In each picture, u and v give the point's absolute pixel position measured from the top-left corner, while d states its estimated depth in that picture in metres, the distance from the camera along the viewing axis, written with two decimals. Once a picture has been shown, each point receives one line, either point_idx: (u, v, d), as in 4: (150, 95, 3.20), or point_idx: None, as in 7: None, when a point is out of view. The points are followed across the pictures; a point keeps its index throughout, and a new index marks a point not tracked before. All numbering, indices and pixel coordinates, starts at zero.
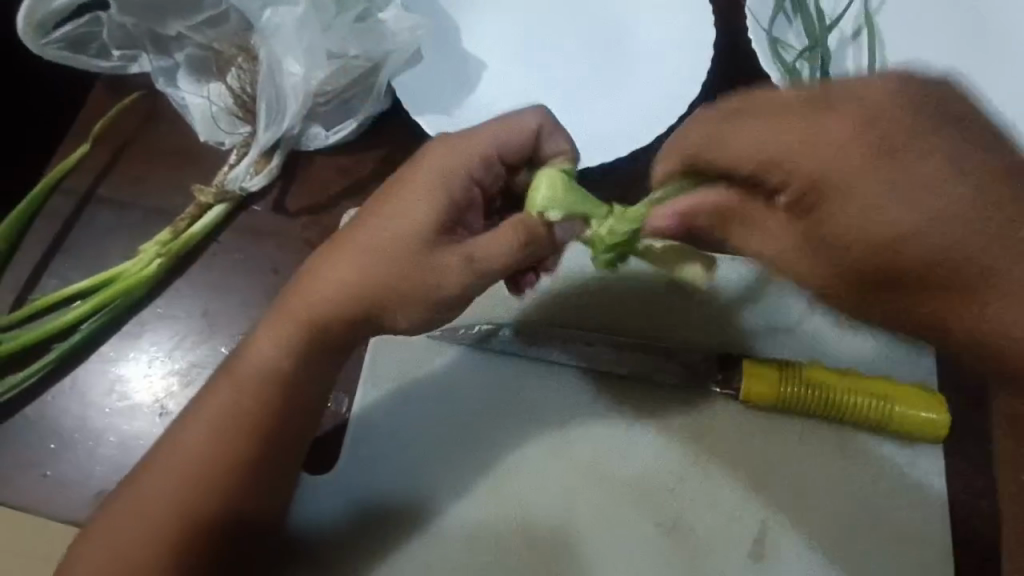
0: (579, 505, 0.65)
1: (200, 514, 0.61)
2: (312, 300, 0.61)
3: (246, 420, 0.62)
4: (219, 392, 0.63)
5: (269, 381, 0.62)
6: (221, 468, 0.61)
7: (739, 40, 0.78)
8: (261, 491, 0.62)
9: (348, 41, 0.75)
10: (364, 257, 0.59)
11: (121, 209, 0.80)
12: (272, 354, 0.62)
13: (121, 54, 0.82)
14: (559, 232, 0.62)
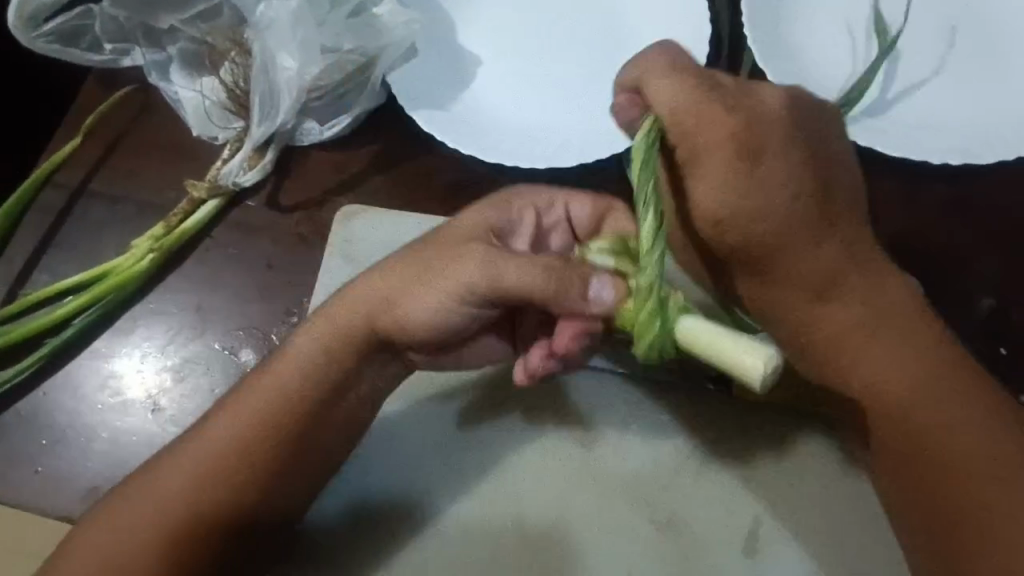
0: (574, 501, 0.65)
1: (216, 520, 0.60)
2: (345, 321, 0.61)
3: (273, 433, 0.60)
4: (246, 399, 0.61)
5: (305, 400, 0.60)
6: (246, 473, 0.60)
7: (733, 38, 0.78)
8: (283, 495, 0.62)
9: (343, 36, 0.75)
10: (410, 275, 0.60)
11: (113, 204, 0.80)
12: (312, 359, 0.61)
13: (113, 47, 0.81)
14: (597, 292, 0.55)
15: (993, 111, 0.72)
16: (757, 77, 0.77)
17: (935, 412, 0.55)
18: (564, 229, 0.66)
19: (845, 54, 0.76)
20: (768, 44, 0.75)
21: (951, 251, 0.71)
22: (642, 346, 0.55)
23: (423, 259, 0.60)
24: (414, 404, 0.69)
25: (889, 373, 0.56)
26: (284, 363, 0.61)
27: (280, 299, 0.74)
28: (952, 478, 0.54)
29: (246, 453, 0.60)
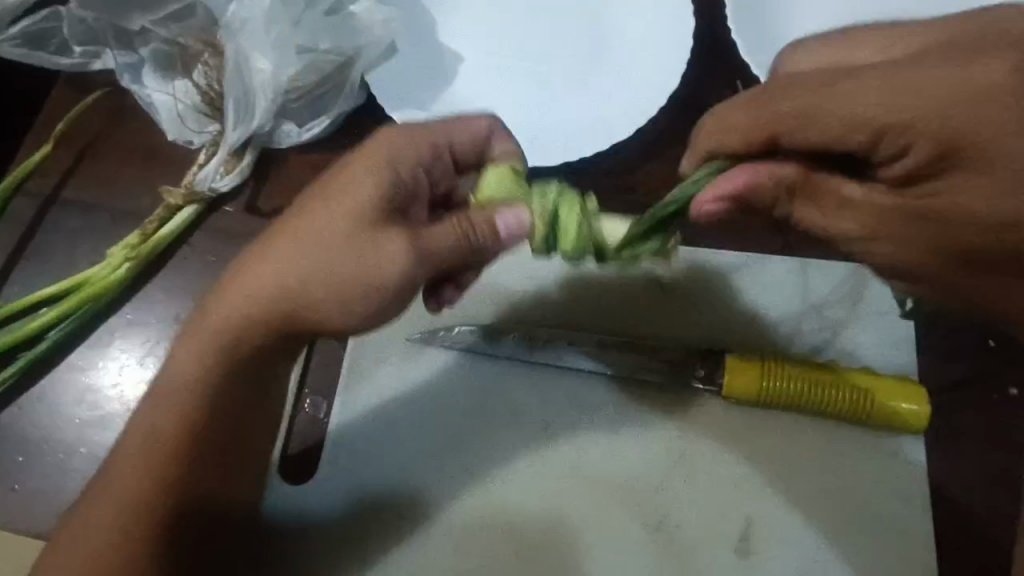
0: (563, 505, 0.64)
1: (141, 529, 0.57)
2: (222, 310, 0.56)
3: (173, 437, 0.58)
4: (153, 410, 0.58)
5: (194, 396, 0.58)
6: (161, 467, 0.58)
7: (717, 30, 0.77)
8: (216, 478, 0.60)
9: (318, 35, 0.73)
10: (291, 250, 0.55)
11: (86, 212, 0.78)
12: (193, 369, 0.57)
13: (83, 50, 0.79)
14: (503, 222, 0.54)
15: None
16: (741, 71, 0.76)
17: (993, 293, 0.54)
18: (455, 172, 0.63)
19: None
20: (754, 36, 0.74)
21: None
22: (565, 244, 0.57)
23: (315, 236, 0.55)
24: (396, 410, 0.68)
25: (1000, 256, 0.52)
26: (171, 369, 0.59)
27: None
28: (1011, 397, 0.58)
29: (155, 462, 0.58)
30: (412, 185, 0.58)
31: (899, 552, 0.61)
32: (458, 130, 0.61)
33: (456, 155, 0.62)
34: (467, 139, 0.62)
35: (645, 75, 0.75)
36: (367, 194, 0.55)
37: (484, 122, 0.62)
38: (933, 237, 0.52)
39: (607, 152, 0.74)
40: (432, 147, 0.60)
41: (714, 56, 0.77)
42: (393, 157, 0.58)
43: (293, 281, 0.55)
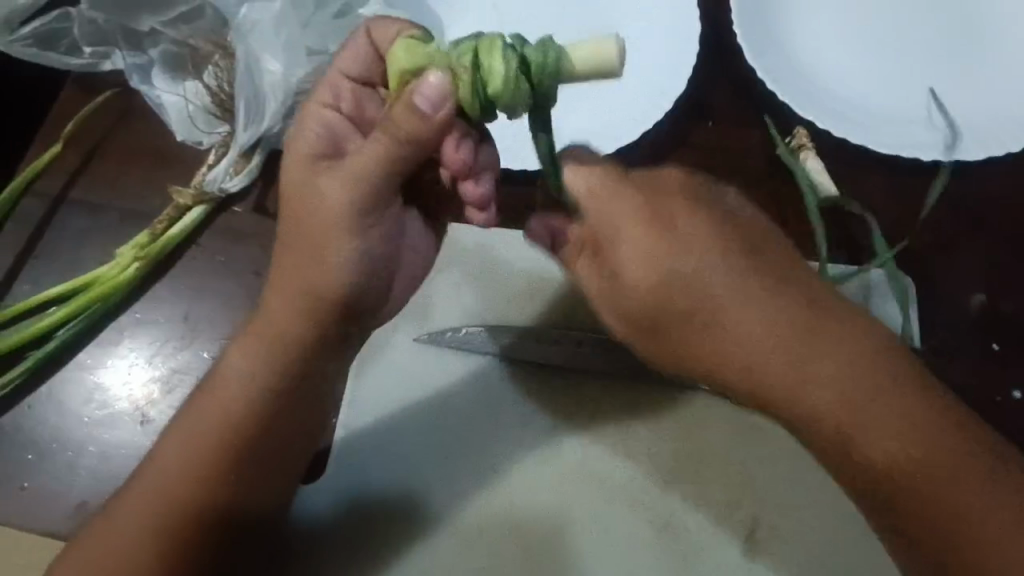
0: (571, 503, 0.65)
1: (176, 529, 0.59)
2: (277, 309, 0.59)
3: (212, 444, 0.60)
4: (200, 408, 0.61)
5: (247, 396, 0.60)
6: (208, 477, 0.60)
7: (723, 35, 0.78)
8: (258, 487, 0.61)
9: (327, 38, 0.73)
10: (305, 253, 0.57)
11: (96, 212, 0.78)
12: (243, 368, 0.61)
13: (93, 51, 0.79)
14: (421, 100, 0.48)
15: (985, 107, 0.72)
16: (746, 75, 0.77)
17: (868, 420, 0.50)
18: (375, 95, 0.60)
19: (837, 51, 0.76)
20: (761, 40, 0.75)
21: (943, 248, 0.71)
22: (491, 85, 0.45)
23: (318, 225, 0.55)
24: (406, 409, 0.69)
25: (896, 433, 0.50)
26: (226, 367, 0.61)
27: None
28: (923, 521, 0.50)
29: (201, 460, 0.60)
30: (356, 110, 0.58)
31: None
32: (348, 61, 0.58)
33: (370, 82, 0.59)
34: (366, 66, 0.58)
35: (651, 79, 0.75)
36: (332, 175, 0.55)
37: (377, 37, 0.56)
38: (807, 351, 0.51)
39: (614, 154, 0.75)
40: (333, 90, 0.58)
41: (720, 59, 0.77)
42: (318, 98, 0.58)
43: (319, 279, 0.57)
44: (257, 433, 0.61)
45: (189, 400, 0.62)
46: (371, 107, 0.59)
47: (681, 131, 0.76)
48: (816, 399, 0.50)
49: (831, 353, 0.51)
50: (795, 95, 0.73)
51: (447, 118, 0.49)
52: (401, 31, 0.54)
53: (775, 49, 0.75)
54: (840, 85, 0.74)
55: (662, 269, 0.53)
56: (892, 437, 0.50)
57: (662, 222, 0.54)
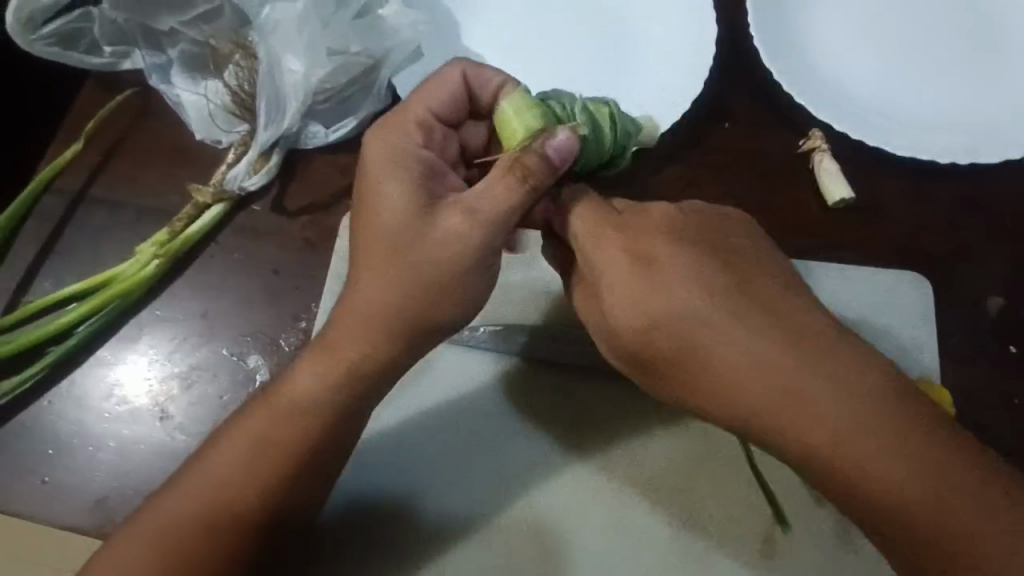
0: (588, 506, 0.65)
1: (223, 527, 0.59)
2: (338, 340, 0.58)
3: (273, 457, 0.59)
4: (256, 418, 0.60)
5: (314, 413, 0.59)
6: (252, 490, 0.59)
7: (738, 35, 0.78)
8: (295, 499, 0.60)
9: (348, 37, 0.74)
10: (383, 263, 0.56)
11: (115, 210, 0.79)
12: (311, 387, 0.59)
13: (113, 50, 0.81)
14: (554, 150, 0.54)
15: (1002, 111, 0.73)
16: (763, 77, 0.77)
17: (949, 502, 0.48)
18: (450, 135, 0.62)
19: (851, 52, 0.76)
20: (776, 41, 0.75)
21: (962, 250, 0.71)
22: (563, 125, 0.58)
23: (388, 245, 0.56)
24: (427, 408, 0.69)
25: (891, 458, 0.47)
26: (291, 383, 0.59)
27: (287, 304, 0.74)
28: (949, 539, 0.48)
29: (255, 469, 0.59)
30: (427, 164, 0.58)
31: None
32: (434, 98, 0.60)
33: (449, 120, 0.62)
34: (453, 102, 0.61)
35: (667, 83, 0.76)
36: (399, 180, 0.56)
37: (455, 77, 0.61)
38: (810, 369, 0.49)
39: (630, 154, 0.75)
40: (420, 123, 0.60)
41: (735, 59, 0.78)
42: (396, 142, 0.59)
43: (395, 302, 0.56)
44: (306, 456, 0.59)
45: (246, 407, 0.61)
46: (449, 143, 0.62)
47: (699, 131, 0.76)
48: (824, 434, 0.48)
49: (757, 334, 0.50)
50: (812, 94, 0.73)
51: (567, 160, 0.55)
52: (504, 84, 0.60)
53: (790, 49, 0.75)
54: (855, 88, 0.75)
55: (648, 312, 0.52)
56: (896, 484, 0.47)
57: (644, 260, 0.53)
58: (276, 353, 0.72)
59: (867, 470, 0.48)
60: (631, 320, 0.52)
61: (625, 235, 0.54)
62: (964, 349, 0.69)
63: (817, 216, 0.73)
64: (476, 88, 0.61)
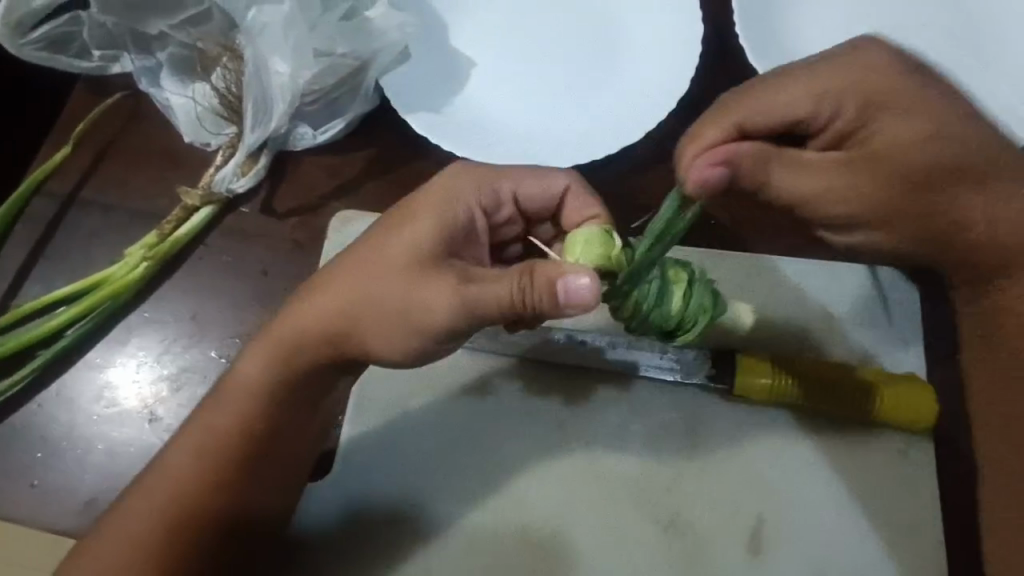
0: (574, 503, 0.65)
1: (182, 513, 0.60)
2: (290, 332, 0.59)
3: (223, 450, 0.61)
4: (219, 406, 0.61)
5: (256, 401, 0.61)
6: (211, 486, 0.60)
7: (724, 35, 0.79)
8: (248, 498, 0.61)
9: (335, 39, 0.74)
10: (366, 276, 0.57)
11: (104, 213, 0.79)
12: (256, 376, 0.60)
13: (102, 54, 0.81)
14: (575, 275, 0.50)
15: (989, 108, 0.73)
16: (750, 76, 0.77)
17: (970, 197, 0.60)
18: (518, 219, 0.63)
19: (837, 51, 0.76)
20: (762, 41, 0.75)
21: None
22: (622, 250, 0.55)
23: (388, 257, 0.56)
24: (413, 406, 0.69)
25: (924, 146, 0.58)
26: (236, 376, 0.61)
27: (276, 305, 0.74)
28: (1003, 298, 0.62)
29: (213, 455, 0.61)
30: (466, 231, 0.59)
31: (907, 547, 0.62)
32: (533, 186, 0.61)
33: (528, 212, 0.63)
34: (542, 203, 0.62)
35: (654, 82, 0.76)
36: (430, 219, 0.57)
37: (561, 182, 0.61)
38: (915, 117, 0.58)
39: (617, 153, 0.75)
40: (498, 197, 0.61)
41: (722, 58, 0.78)
42: (452, 198, 0.59)
43: (341, 312, 0.57)
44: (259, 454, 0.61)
45: (208, 397, 0.62)
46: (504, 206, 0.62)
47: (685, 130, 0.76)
48: (979, 233, 0.61)
49: (841, 175, 0.60)
50: None
51: (577, 310, 0.50)
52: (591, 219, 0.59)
53: (776, 48, 0.75)
54: None
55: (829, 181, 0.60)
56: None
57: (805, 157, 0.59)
58: None
59: None
60: (806, 188, 0.60)
61: (752, 103, 0.58)
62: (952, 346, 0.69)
63: None
64: (567, 208, 0.61)
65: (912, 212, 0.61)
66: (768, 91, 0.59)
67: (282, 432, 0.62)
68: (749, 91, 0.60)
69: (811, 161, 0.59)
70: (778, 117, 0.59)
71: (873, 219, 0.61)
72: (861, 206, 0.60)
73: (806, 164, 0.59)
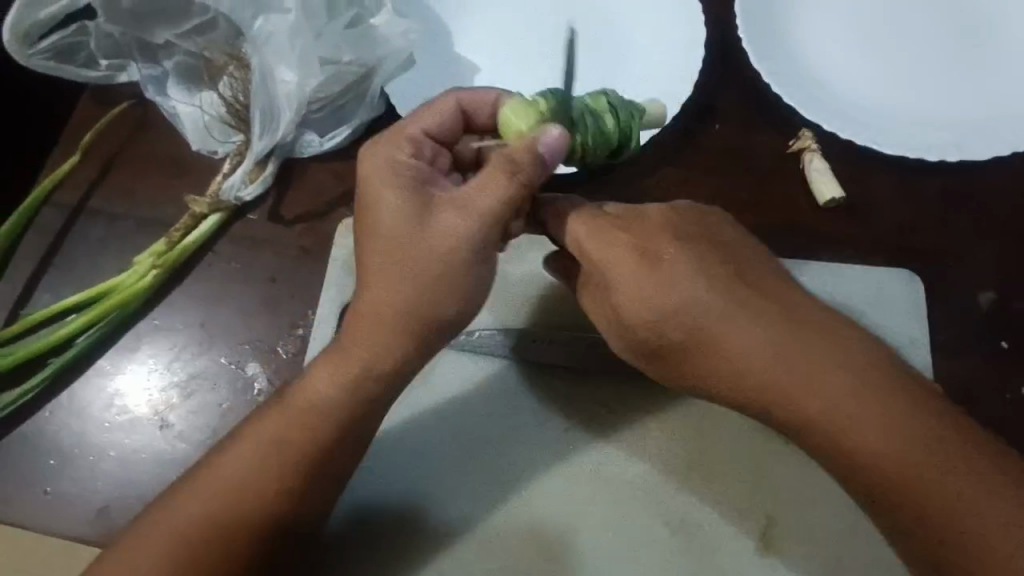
0: (586, 506, 0.65)
1: (229, 531, 0.58)
2: (352, 342, 0.59)
3: (285, 462, 0.59)
4: (264, 421, 0.60)
5: (321, 418, 0.59)
6: (261, 495, 0.59)
7: (727, 38, 0.79)
8: (304, 505, 0.60)
9: (341, 47, 0.75)
10: (399, 273, 0.57)
11: (113, 221, 0.79)
12: (330, 395, 0.59)
13: (109, 63, 0.82)
14: (547, 144, 0.55)
15: (991, 108, 0.73)
16: (752, 79, 0.78)
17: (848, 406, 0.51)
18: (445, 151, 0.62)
19: (839, 53, 0.77)
20: (765, 44, 0.76)
21: (953, 248, 0.71)
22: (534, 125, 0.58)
23: (392, 237, 0.57)
24: (423, 409, 0.69)
25: (760, 348, 0.53)
26: (306, 390, 0.60)
27: (285, 311, 0.74)
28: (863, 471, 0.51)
29: (266, 475, 0.59)
30: (417, 173, 0.59)
31: None
32: (433, 118, 0.62)
33: (444, 139, 0.63)
34: (450, 123, 0.62)
35: (657, 86, 0.77)
36: (394, 188, 0.57)
37: (451, 104, 0.62)
38: (742, 305, 0.54)
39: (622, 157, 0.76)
40: (412, 141, 0.60)
41: (724, 61, 0.78)
42: (394, 157, 0.59)
43: (404, 306, 0.57)
44: (318, 466, 0.60)
45: (263, 408, 0.62)
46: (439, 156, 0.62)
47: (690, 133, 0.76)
48: (818, 406, 0.52)
49: (689, 276, 0.55)
50: (800, 95, 0.74)
51: (553, 165, 0.56)
52: (501, 95, 0.62)
53: (779, 51, 0.76)
54: (843, 87, 0.75)
55: (667, 294, 0.55)
56: (880, 433, 0.51)
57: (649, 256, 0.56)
58: (275, 360, 0.73)
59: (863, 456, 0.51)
60: (641, 316, 0.56)
61: (614, 221, 0.58)
62: (957, 346, 0.69)
63: (808, 217, 0.73)
64: (475, 114, 0.63)
65: (684, 367, 0.56)
66: (633, 217, 0.59)
67: (349, 446, 0.60)
68: (594, 221, 0.58)
69: (619, 282, 0.56)
70: (632, 220, 0.59)
71: (654, 321, 0.55)
72: (641, 312, 0.56)
73: (612, 285, 0.57)
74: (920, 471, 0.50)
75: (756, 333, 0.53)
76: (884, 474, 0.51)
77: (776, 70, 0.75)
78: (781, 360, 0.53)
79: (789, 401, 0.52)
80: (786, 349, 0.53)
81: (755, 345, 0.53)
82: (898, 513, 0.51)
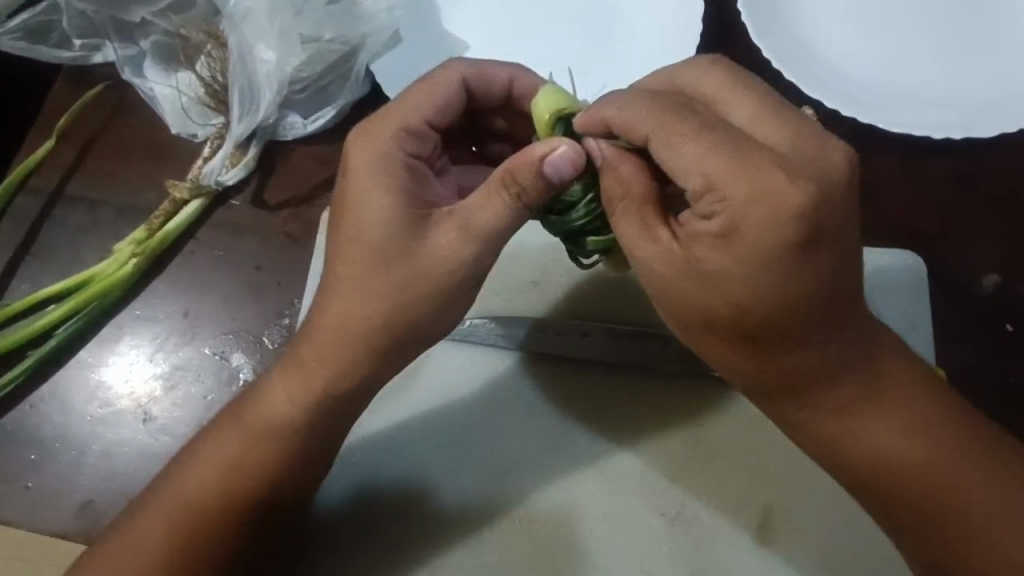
0: (578, 499, 0.64)
1: (199, 528, 0.57)
2: (320, 345, 0.56)
3: (255, 452, 0.57)
4: (228, 427, 0.58)
5: (287, 425, 0.57)
6: (229, 490, 0.57)
7: (726, 11, 0.76)
8: (270, 501, 0.58)
9: (322, 25, 0.72)
10: (359, 270, 0.54)
11: (91, 208, 0.77)
12: (285, 390, 0.57)
13: (82, 43, 0.78)
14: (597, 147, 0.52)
15: (996, 82, 0.71)
16: (750, 55, 0.75)
17: (937, 446, 0.51)
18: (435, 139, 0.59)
19: (840, 25, 0.74)
20: (765, 18, 0.73)
21: (958, 228, 0.69)
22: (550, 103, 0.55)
23: (366, 233, 0.53)
24: (409, 405, 0.68)
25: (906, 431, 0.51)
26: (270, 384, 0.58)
27: (271, 300, 0.72)
28: (959, 511, 0.50)
29: (230, 476, 0.57)
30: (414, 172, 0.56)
31: None
32: (428, 99, 0.58)
33: (440, 124, 0.59)
34: (445, 103, 0.58)
35: (653, 65, 0.74)
36: (384, 187, 0.54)
37: (452, 79, 0.58)
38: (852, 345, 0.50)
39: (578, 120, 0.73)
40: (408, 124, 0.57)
41: (723, 36, 0.76)
42: (386, 151, 0.55)
43: (360, 304, 0.54)
44: (287, 458, 0.58)
45: (223, 412, 0.60)
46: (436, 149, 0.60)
47: None
48: (961, 489, 0.51)
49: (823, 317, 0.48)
50: (802, 72, 0.71)
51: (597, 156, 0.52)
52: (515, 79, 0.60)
53: (779, 23, 0.73)
54: (844, 63, 0.73)
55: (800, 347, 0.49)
56: (909, 435, 0.51)
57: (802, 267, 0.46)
58: (261, 351, 0.71)
59: (985, 518, 0.50)
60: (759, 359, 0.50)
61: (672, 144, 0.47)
62: (961, 330, 0.67)
63: None
64: (475, 90, 0.60)
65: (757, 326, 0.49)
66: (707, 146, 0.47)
67: (313, 444, 0.58)
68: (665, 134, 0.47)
69: (667, 239, 0.49)
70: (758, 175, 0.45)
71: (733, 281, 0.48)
72: (691, 292, 0.49)
73: (661, 236, 0.49)
74: (940, 462, 0.51)
75: (913, 437, 0.51)
76: (905, 483, 0.51)
77: (776, 43, 0.72)
78: (928, 458, 0.50)
79: (874, 428, 0.51)
80: (934, 444, 0.51)
81: (877, 392, 0.51)
82: (945, 506, 0.51)
